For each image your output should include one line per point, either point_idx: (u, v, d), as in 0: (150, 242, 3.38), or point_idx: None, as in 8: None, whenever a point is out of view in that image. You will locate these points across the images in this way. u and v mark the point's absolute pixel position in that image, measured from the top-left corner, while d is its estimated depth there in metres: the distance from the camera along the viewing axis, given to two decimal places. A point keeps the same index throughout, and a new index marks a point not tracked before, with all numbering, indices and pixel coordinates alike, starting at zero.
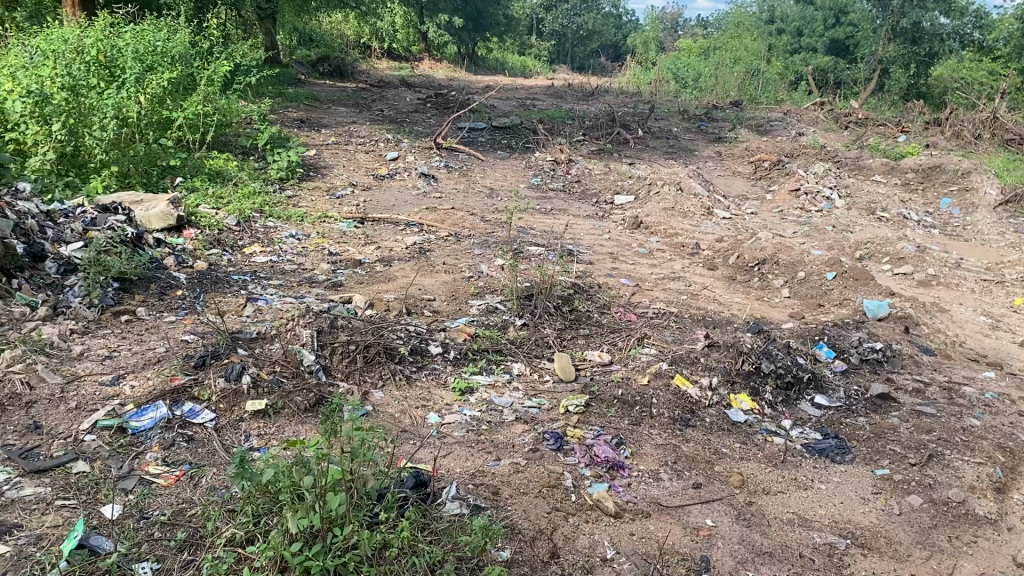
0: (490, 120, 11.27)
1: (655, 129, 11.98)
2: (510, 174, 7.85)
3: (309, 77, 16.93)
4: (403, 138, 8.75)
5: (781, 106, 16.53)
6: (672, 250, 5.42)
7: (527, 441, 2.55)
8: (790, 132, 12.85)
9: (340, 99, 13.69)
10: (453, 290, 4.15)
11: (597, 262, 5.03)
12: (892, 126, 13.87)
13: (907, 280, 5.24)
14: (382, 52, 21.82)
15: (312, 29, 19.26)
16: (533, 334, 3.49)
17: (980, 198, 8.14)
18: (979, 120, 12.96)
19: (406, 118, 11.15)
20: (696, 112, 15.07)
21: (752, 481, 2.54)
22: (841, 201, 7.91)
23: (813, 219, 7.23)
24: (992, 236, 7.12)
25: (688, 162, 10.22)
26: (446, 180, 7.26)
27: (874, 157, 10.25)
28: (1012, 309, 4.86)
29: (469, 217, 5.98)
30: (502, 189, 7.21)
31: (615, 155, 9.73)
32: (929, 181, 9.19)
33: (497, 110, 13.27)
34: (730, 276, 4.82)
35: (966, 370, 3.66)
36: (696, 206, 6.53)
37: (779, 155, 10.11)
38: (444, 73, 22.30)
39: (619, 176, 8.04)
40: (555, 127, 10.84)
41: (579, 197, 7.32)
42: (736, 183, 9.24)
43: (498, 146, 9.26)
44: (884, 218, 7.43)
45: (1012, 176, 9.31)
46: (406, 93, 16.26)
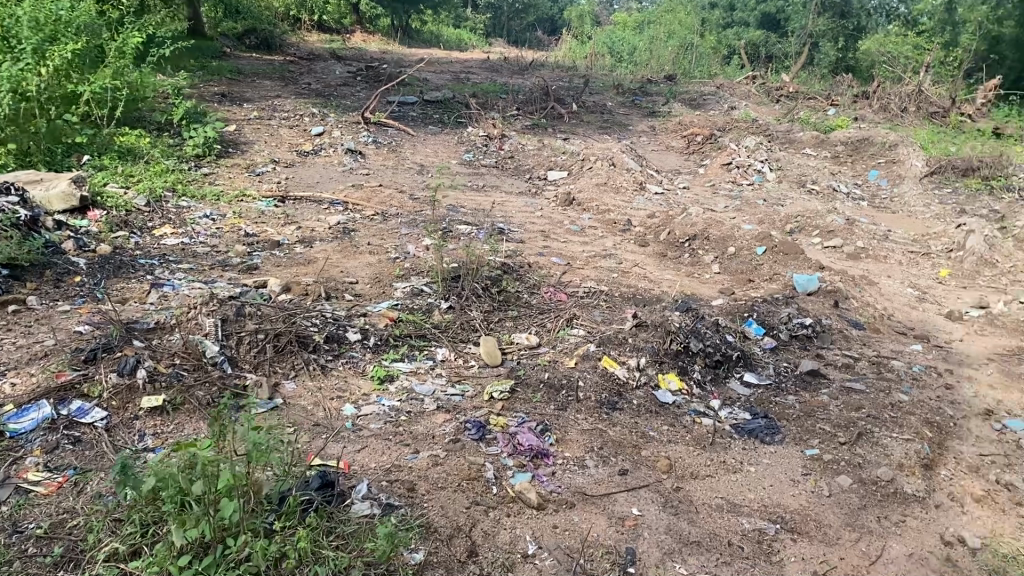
0: (422, 94, 11.05)
1: (589, 103, 11.91)
2: (441, 150, 7.67)
3: (235, 50, 16.43)
4: (330, 113, 8.50)
5: (714, 80, 16.63)
6: (604, 226, 5.33)
7: (448, 431, 2.42)
8: (723, 105, 12.91)
9: (267, 72, 13.27)
10: (376, 272, 3.99)
11: (527, 240, 4.92)
12: (821, 100, 14.06)
13: (837, 253, 5.25)
14: (312, 25, 21.33)
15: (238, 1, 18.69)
16: (458, 317, 3.36)
17: (906, 169, 8.26)
18: (904, 94, 13.21)
19: (335, 92, 10.85)
20: (631, 86, 15.05)
21: (680, 465, 2.46)
22: (772, 174, 7.96)
23: (745, 193, 7.24)
24: (918, 207, 7.22)
25: (622, 136, 10.17)
26: (374, 156, 7.06)
27: (805, 130, 10.36)
28: (937, 280, 4.91)
29: (397, 195, 5.80)
30: (432, 165, 7.04)
31: (549, 129, 9.62)
32: (858, 154, 9.32)
33: (430, 84, 13.04)
34: (661, 253, 4.76)
35: (894, 343, 3.66)
36: (628, 181, 6.46)
37: (711, 128, 10.13)
38: (377, 46, 21.90)
39: (553, 152, 7.93)
40: (489, 101, 10.68)
41: (511, 172, 7.18)
42: (669, 157, 9.22)
43: (430, 121, 9.06)
44: (814, 191, 7.48)
45: (937, 148, 9.48)
46: (336, 67, 15.88)
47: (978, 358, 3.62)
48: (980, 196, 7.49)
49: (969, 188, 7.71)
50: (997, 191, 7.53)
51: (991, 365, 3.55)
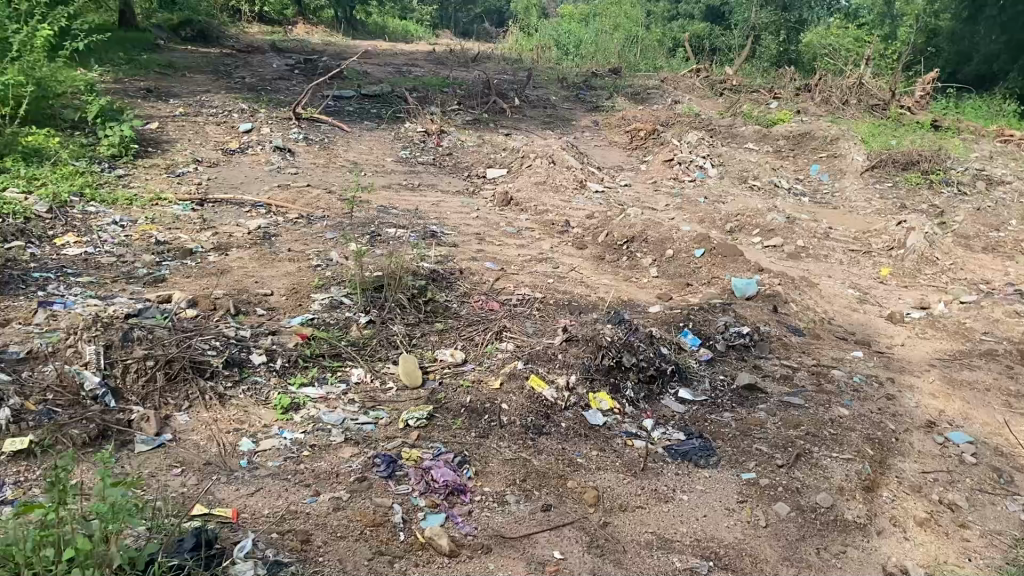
0: (360, 88, 10.74)
1: (533, 98, 11.73)
2: (376, 147, 7.41)
3: (170, 43, 15.89)
4: (261, 109, 8.18)
5: (659, 74, 16.58)
6: (541, 227, 5.14)
7: (354, 469, 2.21)
8: (667, 99, 12.85)
9: (200, 66, 12.82)
10: (294, 284, 3.75)
11: (460, 243, 4.71)
12: (764, 93, 14.09)
13: (777, 253, 5.15)
14: (253, 16, 20.79)
15: None
16: (378, 331, 3.14)
17: (848, 164, 8.24)
18: (845, 87, 13.31)
19: (270, 87, 10.50)
20: (575, 80, 14.91)
21: (608, 496, 2.28)
22: (715, 170, 7.88)
23: (687, 190, 7.13)
24: (859, 202, 7.20)
25: (565, 132, 10.01)
26: (305, 154, 6.77)
27: (747, 125, 10.32)
28: (878, 280, 4.83)
29: (325, 196, 5.54)
30: (365, 163, 6.78)
31: (490, 124, 9.42)
32: (799, 148, 9.31)
33: (370, 77, 12.73)
34: (599, 256, 4.58)
35: (835, 350, 3.53)
36: (568, 179, 6.29)
37: (655, 123, 10.03)
38: (320, 38, 21.43)
39: (493, 148, 7.72)
40: (429, 95, 10.42)
41: (449, 170, 6.96)
42: (612, 154, 9.09)
43: (367, 117, 8.78)
44: (756, 187, 7.41)
45: (877, 141, 9.51)
46: (275, 59, 15.45)
47: (919, 363, 3.52)
48: (919, 190, 7.49)
49: (909, 181, 7.71)
50: (936, 185, 7.54)
51: (932, 371, 3.45)
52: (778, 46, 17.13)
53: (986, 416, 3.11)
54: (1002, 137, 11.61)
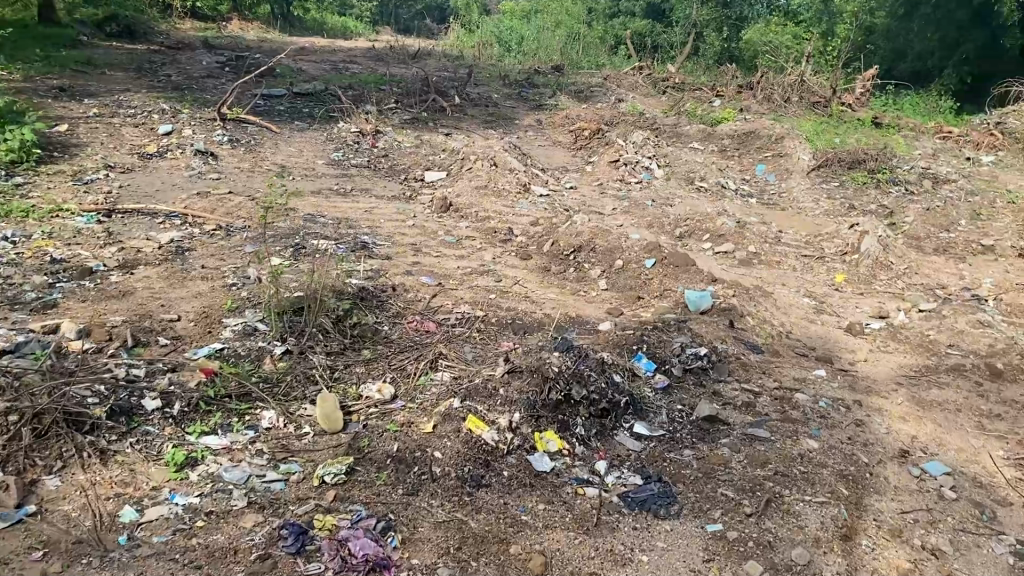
0: (292, 86, 10.29)
1: (474, 95, 11.41)
2: (308, 148, 7.01)
3: (94, 38, 15.19)
4: (184, 109, 7.71)
5: (601, 71, 16.42)
6: (482, 236, 4.82)
7: (257, 545, 1.88)
8: (610, 98, 12.67)
9: (123, 63, 12.18)
10: (205, 306, 3.38)
11: (394, 252, 4.36)
12: (707, 91, 14.01)
13: (729, 259, 4.93)
14: (185, 12, 20.10)
15: None
16: (295, 365, 2.80)
17: (794, 163, 8.11)
18: (787, 84, 13.29)
19: (196, 85, 9.98)
20: (518, 77, 14.63)
21: (557, 562, 1.98)
22: (661, 171, 7.70)
23: (632, 192, 6.90)
24: (807, 202, 7.06)
25: (507, 131, 9.72)
26: (229, 158, 6.35)
27: (692, 123, 10.16)
28: (834, 287, 4.63)
29: (248, 203, 5.15)
30: (295, 167, 6.38)
31: (430, 124, 9.08)
32: (745, 147, 9.17)
33: (305, 74, 12.27)
34: (544, 267, 4.28)
35: (798, 369, 3.28)
36: (510, 182, 5.98)
37: (599, 122, 9.81)
38: (255, 34, 20.81)
39: (432, 150, 7.38)
40: (365, 93, 10.03)
41: (385, 172, 6.59)
42: (556, 154, 8.82)
43: (298, 116, 8.36)
44: (703, 188, 7.22)
45: (822, 139, 9.43)
46: (205, 56, 14.83)
47: (886, 381, 3.29)
48: (867, 189, 7.37)
49: (856, 181, 7.60)
50: (884, 184, 7.42)
51: (899, 390, 3.22)
52: (720, 43, 17.08)
53: (960, 441, 2.89)
54: (941, 134, 11.68)
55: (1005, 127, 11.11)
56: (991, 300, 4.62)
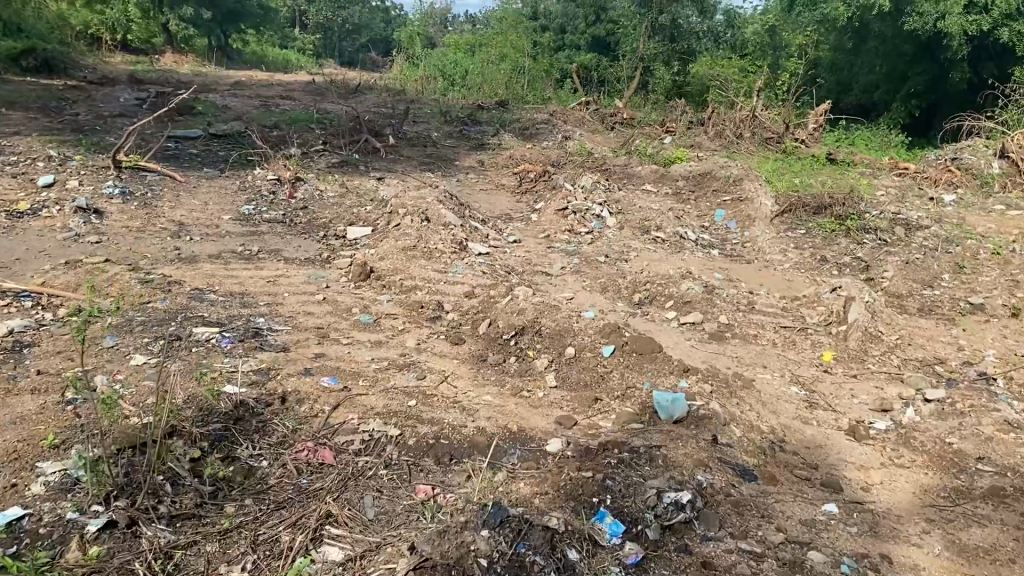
0: (209, 125, 9.42)
1: (412, 134, 10.69)
2: (215, 200, 6.16)
3: (7, 74, 14.19)
4: (77, 155, 6.82)
5: (548, 107, 15.87)
6: (406, 312, 4.01)
7: None
8: (556, 136, 12.06)
9: (28, 101, 11.21)
10: (18, 439, 2.52)
11: (294, 339, 3.54)
12: (656, 127, 13.55)
13: (697, 334, 4.21)
14: (115, 46, 19.14)
15: (21, 17, 15.91)
16: (115, 554, 1.98)
17: (755, 209, 7.51)
18: (738, 119, 12.87)
19: (102, 126, 9.07)
20: (461, 114, 13.98)
21: None
22: (613, 220, 7.04)
23: (582, 245, 6.20)
24: (773, 254, 6.44)
25: (447, 174, 9.01)
26: (118, 215, 5.47)
27: (643, 164, 9.57)
28: (822, 369, 3.94)
29: (125, 274, 4.28)
30: (195, 225, 5.53)
31: (361, 167, 8.32)
32: (701, 190, 8.57)
33: (229, 112, 11.44)
34: (479, 355, 3.48)
35: (803, 507, 2.55)
36: (443, 240, 5.20)
37: (546, 165, 9.16)
38: (190, 67, 19.90)
39: (359, 199, 6.60)
40: (291, 133, 9.22)
41: (302, 228, 5.76)
42: (498, 200, 8.12)
43: (211, 162, 7.52)
44: (659, 240, 6.55)
45: (782, 180, 8.87)
46: (126, 92, 13.89)
47: (914, 520, 2.57)
48: (835, 239, 6.79)
49: (823, 228, 7.04)
50: (853, 232, 6.86)
51: (931, 533, 2.50)
52: (670, 78, 16.60)
53: None
54: (898, 170, 11.30)
55: (962, 163, 10.74)
56: (1001, 379, 3.96)
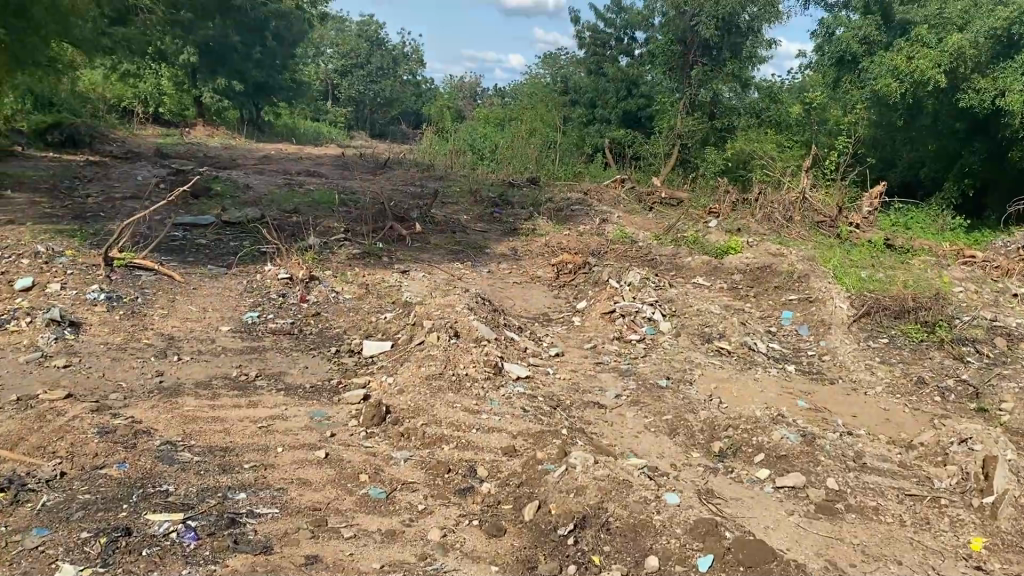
0: (223, 210, 8.76)
1: (439, 218, 9.98)
2: (216, 305, 5.40)
3: (30, 149, 13.88)
4: (68, 250, 6.14)
5: (581, 185, 15.21)
6: (430, 475, 3.13)
7: None
8: (594, 218, 11.31)
9: (42, 179, 10.72)
10: None
11: (281, 531, 2.68)
12: (698, 209, 12.78)
13: (802, 506, 3.31)
14: (146, 117, 18.94)
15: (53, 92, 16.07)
16: None
17: (827, 312, 6.62)
18: (787, 201, 12.07)
19: (110, 211, 8.46)
20: (491, 192, 13.32)
21: None
22: (667, 324, 6.15)
23: (636, 360, 5.33)
24: (859, 373, 5.54)
25: (477, 264, 8.24)
26: (98, 328, 4.71)
27: (693, 253, 8.73)
28: (975, 563, 3.00)
29: (87, 417, 3.47)
30: (187, 340, 4.75)
31: (384, 259, 7.56)
32: (759, 286, 7.73)
33: (249, 193, 10.84)
34: (526, 558, 2.59)
35: None
36: (476, 362, 4.35)
37: (585, 254, 8.36)
38: (219, 140, 19.62)
39: (378, 301, 5.79)
40: (310, 219, 8.54)
41: (311, 342, 4.94)
42: (534, 296, 7.30)
43: (219, 255, 6.81)
44: (724, 352, 5.68)
45: (849, 275, 8.00)
46: (148, 169, 13.46)
47: None
48: (926, 352, 5.94)
49: (909, 338, 6.20)
50: (947, 344, 6.05)
51: None
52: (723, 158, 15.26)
53: None
54: (964, 258, 10.43)
55: None
56: None
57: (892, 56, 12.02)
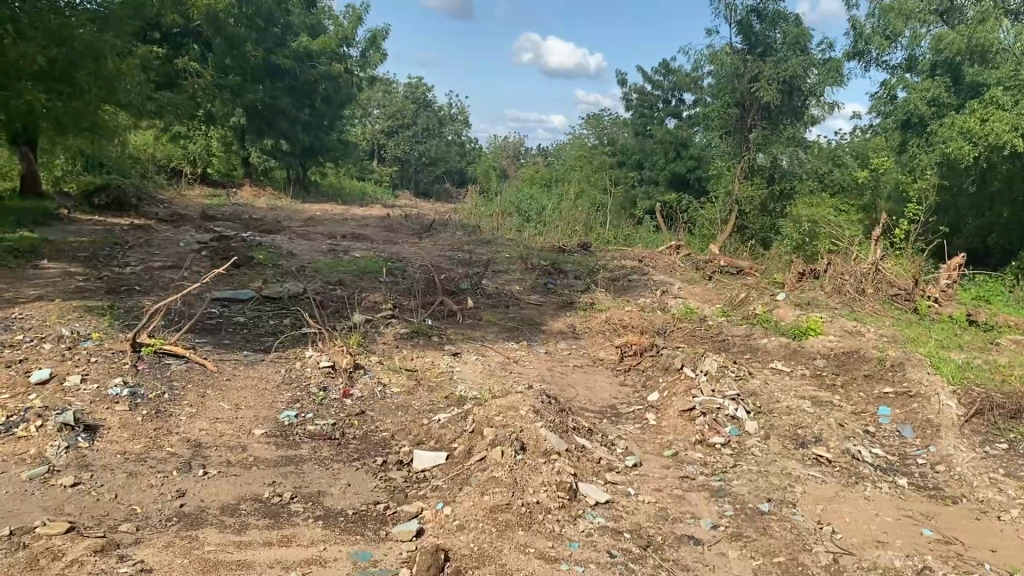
0: (264, 283, 8.30)
1: (491, 289, 9.42)
2: (250, 402, 4.82)
3: (75, 212, 13.68)
4: (95, 332, 5.66)
5: (633, 250, 14.59)
6: None
7: None
8: (654, 289, 10.66)
9: (82, 245, 10.40)
10: None
11: None
12: (760, 280, 12.09)
13: None
14: (194, 179, 18.86)
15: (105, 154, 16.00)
16: None
17: (933, 410, 5.86)
18: (860, 272, 11.30)
19: (148, 283, 8.05)
20: (542, 259, 12.76)
21: None
22: (754, 424, 5.46)
23: (726, 473, 4.64)
24: (986, 490, 4.77)
25: (533, 343, 7.63)
26: (116, 432, 4.16)
27: (769, 334, 8.03)
28: None
29: (88, 566, 2.87)
30: (214, 447, 4.16)
31: (434, 338, 6.96)
32: (846, 375, 7.01)
33: (294, 261, 10.41)
34: None
35: None
36: (548, 486, 3.70)
37: (650, 335, 7.71)
38: (266, 200, 19.45)
39: (429, 396, 5.15)
40: (355, 294, 8.02)
41: (356, 450, 4.33)
42: (597, 382, 6.63)
43: (257, 337, 6.29)
44: (825, 464, 4.95)
45: (946, 361, 7.24)
46: (191, 233, 13.18)
47: None
48: None
49: None
50: None
51: None
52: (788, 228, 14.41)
53: None
54: None
55: None
56: None
57: (964, 118, 11.36)
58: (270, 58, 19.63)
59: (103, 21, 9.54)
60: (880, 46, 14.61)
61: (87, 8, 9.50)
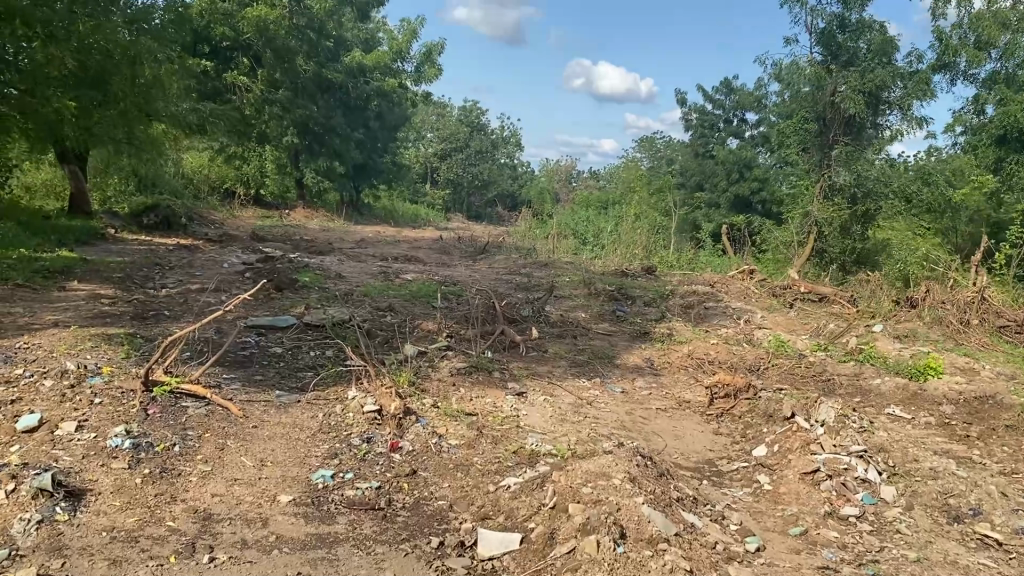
0: (308, 308, 7.50)
1: (556, 317, 8.49)
2: (279, 457, 3.95)
3: (119, 230, 13.17)
4: (107, 366, 4.87)
5: (702, 275, 13.59)
6: None
7: None
8: (734, 319, 9.62)
9: (119, 266, 9.79)
10: None
11: None
12: (848, 308, 10.97)
13: None
14: (245, 199, 18.41)
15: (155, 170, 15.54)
16: None
17: None
18: (964, 301, 10.13)
19: (181, 307, 7.32)
20: (607, 284, 11.80)
21: None
22: (893, 491, 4.42)
23: (878, 561, 3.62)
24: None
25: (607, 379, 6.67)
26: (108, 500, 3.31)
27: (882, 374, 6.92)
28: None
29: None
30: (227, 521, 3.29)
31: (496, 375, 6.04)
32: (984, 425, 5.88)
33: (341, 284, 9.62)
34: None
35: None
36: None
37: (742, 374, 6.69)
38: (317, 221, 18.90)
39: (495, 452, 4.22)
40: (406, 321, 7.15)
41: (408, 525, 3.41)
42: (688, 430, 5.63)
43: (295, 372, 5.44)
44: (996, 547, 3.91)
45: None
46: (236, 253, 12.56)
47: None
48: None
49: None
50: None
51: None
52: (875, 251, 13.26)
53: None
54: None
55: None
56: None
57: None
58: (320, 74, 19.09)
59: (142, 26, 8.93)
60: (973, 56, 13.40)
61: (126, 12, 8.91)
